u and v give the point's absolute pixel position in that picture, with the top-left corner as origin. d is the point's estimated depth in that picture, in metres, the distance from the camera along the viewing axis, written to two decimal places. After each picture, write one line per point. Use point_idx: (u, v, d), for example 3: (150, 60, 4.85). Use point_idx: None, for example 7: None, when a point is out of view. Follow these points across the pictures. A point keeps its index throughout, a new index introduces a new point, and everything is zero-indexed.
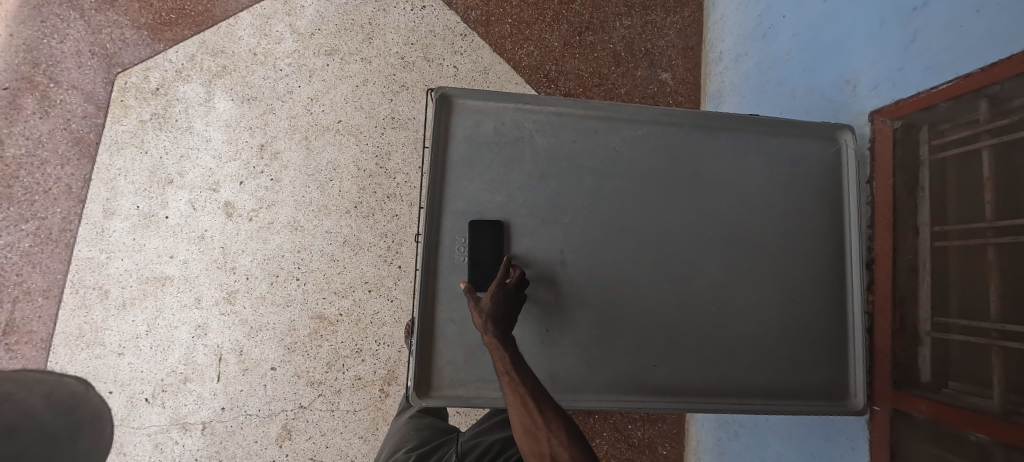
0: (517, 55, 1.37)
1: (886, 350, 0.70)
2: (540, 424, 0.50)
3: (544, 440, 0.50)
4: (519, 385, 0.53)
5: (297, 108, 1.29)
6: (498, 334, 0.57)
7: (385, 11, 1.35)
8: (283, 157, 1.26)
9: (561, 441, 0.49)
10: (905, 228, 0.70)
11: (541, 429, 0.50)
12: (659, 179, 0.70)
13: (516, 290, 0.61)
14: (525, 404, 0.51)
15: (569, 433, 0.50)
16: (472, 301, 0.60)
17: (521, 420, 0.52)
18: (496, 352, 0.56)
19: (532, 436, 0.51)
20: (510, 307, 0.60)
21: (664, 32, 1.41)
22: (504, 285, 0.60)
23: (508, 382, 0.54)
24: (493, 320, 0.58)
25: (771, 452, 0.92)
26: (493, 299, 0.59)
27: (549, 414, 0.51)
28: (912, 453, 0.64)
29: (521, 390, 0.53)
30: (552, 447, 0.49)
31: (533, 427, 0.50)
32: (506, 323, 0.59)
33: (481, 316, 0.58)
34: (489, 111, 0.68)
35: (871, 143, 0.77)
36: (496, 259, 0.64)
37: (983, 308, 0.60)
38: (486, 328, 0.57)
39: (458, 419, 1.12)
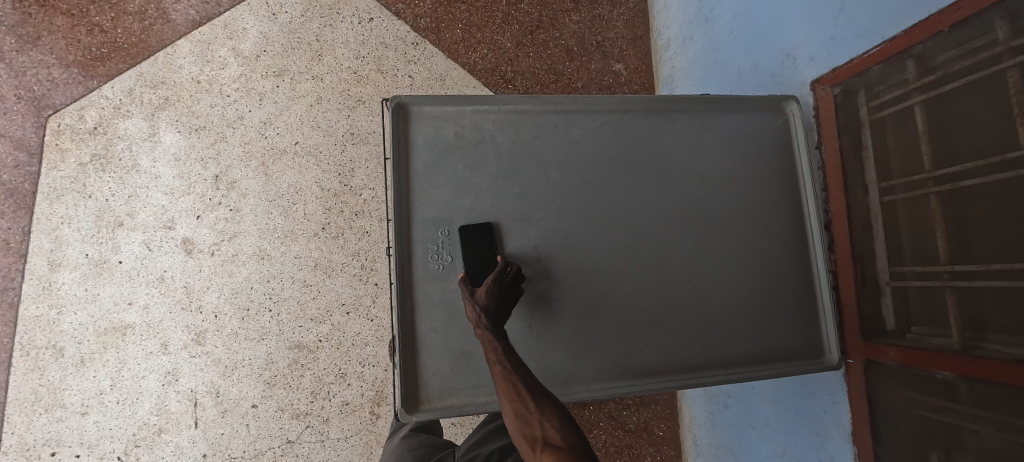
0: (471, 59, 1.37)
1: (853, 303, 0.73)
2: (532, 408, 0.52)
3: (536, 423, 0.51)
4: (511, 374, 0.54)
5: (250, 134, 1.24)
6: (492, 329, 0.57)
7: (332, 26, 1.32)
8: (240, 186, 1.22)
9: (552, 425, 0.51)
10: (855, 187, 0.74)
11: (532, 413, 0.52)
12: (622, 166, 0.71)
13: (511, 286, 0.62)
14: (518, 391, 0.53)
15: (560, 417, 0.51)
16: (465, 293, 0.60)
17: (513, 405, 0.53)
18: (489, 344, 0.57)
19: (523, 420, 0.52)
20: (504, 301, 0.60)
21: (612, 24, 1.44)
22: (500, 279, 0.61)
23: (501, 371, 0.54)
24: (486, 313, 0.58)
25: (760, 417, 0.95)
26: (488, 293, 0.59)
27: (541, 400, 0.52)
28: (888, 398, 0.68)
29: (513, 378, 0.54)
30: (543, 429, 0.51)
31: (523, 411, 0.52)
32: (501, 317, 0.59)
33: (475, 308, 0.58)
34: (447, 116, 0.68)
35: (815, 111, 0.81)
36: (486, 255, 0.64)
37: (933, 253, 0.64)
38: (480, 321, 0.58)
39: (454, 430, 1.11)
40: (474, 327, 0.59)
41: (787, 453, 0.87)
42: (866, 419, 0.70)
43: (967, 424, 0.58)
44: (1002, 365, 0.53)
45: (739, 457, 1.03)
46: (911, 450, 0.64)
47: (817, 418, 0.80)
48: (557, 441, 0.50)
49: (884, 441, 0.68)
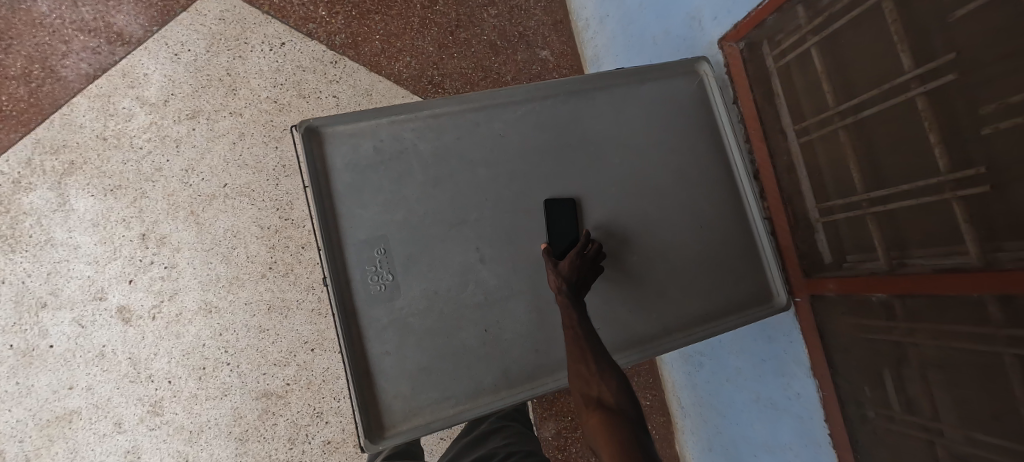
0: (395, 68, 1.34)
1: (791, 245, 0.76)
2: (595, 370, 0.56)
3: (595, 384, 0.56)
4: (580, 339, 0.59)
5: (172, 184, 1.17)
6: (570, 298, 0.61)
7: (242, 57, 1.25)
8: (171, 240, 1.14)
9: (609, 387, 0.55)
10: (775, 134, 0.77)
11: (593, 374, 0.56)
12: (550, 152, 0.71)
13: (592, 262, 0.65)
14: (584, 354, 0.57)
15: (618, 383, 0.55)
16: (549, 264, 0.65)
17: (578, 365, 0.58)
18: (564, 310, 0.61)
19: (583, 379, 0.57)
20: (584, 276, 0.64)
21: (531, 13, 1.44)
22: (583, 254, 0.65)
23: (570, 335, 0.59)
24: (568, 283, 0.62)
25: (732, 369, 0.97)
26: (572, 264, 0.63)
27: (605, 365, 0.57)
28: (836, 328, 0.71)
29: (582, 343, 0.58)
30: (600, 390, 0.55)
31: (586, 372, 0.57)
32: (580, 289, 0.63)
33: (558, 278, 0.63)
34: (362, 132, 0.65)
35: (726, 68, 0.83)
36: (566, 231, 0.68)
37: (852, 183, 0.67)
38: (560, 288, 0.62)
39: (444, 445, 1.09)
40: (554, 294, 0.64)
41: (760, 398, 0.90)
42: (820, 351, 0.73)
43: (907, 339, 0.61)
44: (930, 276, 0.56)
45: (720, 410, 1.05)
46: (865, 371, 0.68)
47: (780, 359, 0.83)
48: (612, 403, 0.54)
49: (840, 369, 0.72)
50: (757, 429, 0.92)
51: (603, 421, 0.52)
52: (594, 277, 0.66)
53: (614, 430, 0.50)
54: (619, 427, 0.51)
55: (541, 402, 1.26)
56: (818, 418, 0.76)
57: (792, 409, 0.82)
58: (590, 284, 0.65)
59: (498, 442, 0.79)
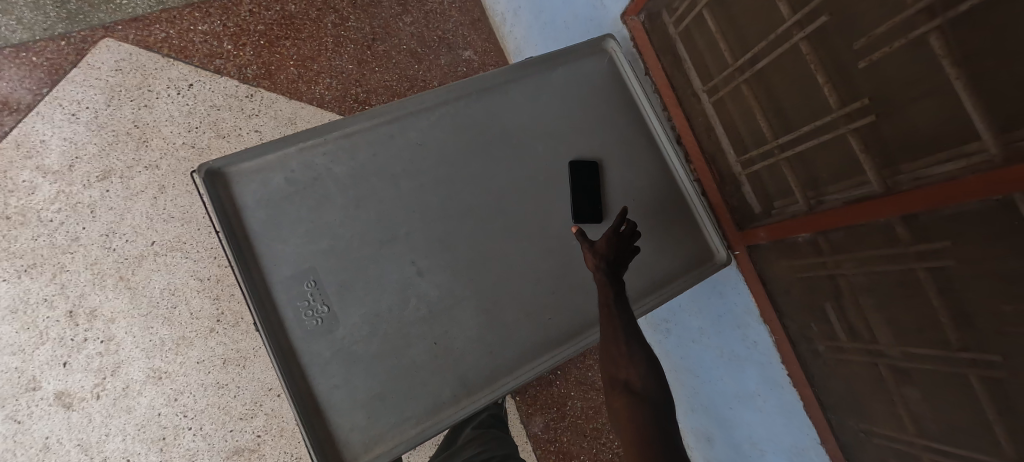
0: (317, 92, 1.27)
1: (721, 202, 0.78)
2: (624, 352, 0.59)
3: (624, 366, 0.58)
4: (613, 318, 0.61)
5: (94, 252, 1.08)
6: (605, 276, 0.64)
7: (148, 106, 1.17)
8: (103, 312, 1.07)
9: (636, 372, 0.57)
10: (688, 98, 0.79)
11: (622, 356, 0.59)
12: (472, 152, 0.70)
13: (628, 240, 0.67)
14: (616, 335, 0.60)
15: (646, 368, 0.58)
16: (584, 243, 0.67)
17: (608, 345, 0.60)
18: (601, 287, 0.64)
19: (612, 361, 0.59)
20: (621, 254, 0.66)
21: (447, 15, 1.42)
22: (618, 233, 0.66)
23: (603, 312, 0.63)
24: (604, 262, 0.65)
25: (695, 329, 1.00)
26: (607, 244, 0.65)
27: (635, 348, 0.59)
28: (775, 272, 0.74)
29: (615, 322, 0.61)
30: (627, 373, 0.57)
31: (615, 352, 0.59)
32: (616, 267, 0.65)
33: (594, 256, 0.65)
34: (270, 164, 0.63)
35: (632, 42, 0.85)
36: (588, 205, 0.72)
37: (762, 133, 0.70)
38: (595, 265, 0.65)
39: None
40: (591, 271, 0.67)
41: (724, 353, 0.92)
42: (766, 298, 0.75)
43: (838, 271, 0.64)
44: (845, 210, 0.59)
45: (693, 371, 1.07)
46: (808, 309, 0.70)
47: (733, 312, 0.85)
48: (637, 387, 0.56)
49: (786, 311, 0.74)
50: (727, 381, 0.95)
51: (627, 405, 0.54)
52: (631, 255, 0.67)
53: (637, 416, 0.53)
54: (643, 413, 0.53)
55: (524, 399, 1.24)
56: (776, 361, 0.79)
57: (753, 357, 0.84)
58: (627, 262, 0.67)
59: (473, 450, 0.84)
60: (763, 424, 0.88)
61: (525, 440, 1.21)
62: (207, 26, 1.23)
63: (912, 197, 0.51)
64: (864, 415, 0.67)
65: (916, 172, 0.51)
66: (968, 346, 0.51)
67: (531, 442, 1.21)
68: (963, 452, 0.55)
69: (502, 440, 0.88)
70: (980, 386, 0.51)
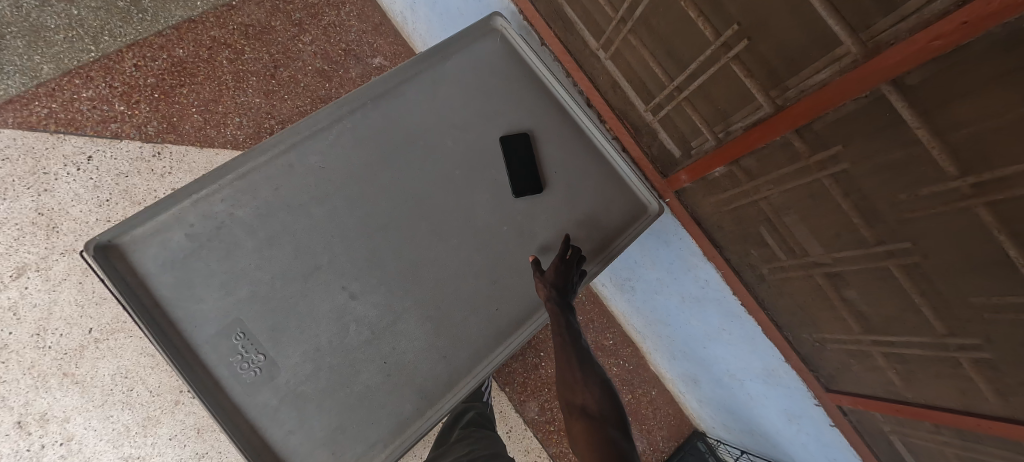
0: (229, 135, 1.18)
1: (641, 154, 0.78)
2: (579, 378, 0.63)
3: (580, 392, 0.62)
4: (566, 346, 0.64)
5: (29, 354, 1.00)
6: (558, 307, 0.64)
7: (50, 188, 1.05)
8: (55, 413, 1.00)
9: (591, 395, 0.62)
10: (587, 58, 0.78)
11: (578, 382, 0.63)
12: (380, 164, 0.68)
13: (576, 265, 0.67)
14: (570, 362, 0.63)
15: (600, 390, 0.62)
16: (534, 272, 0.66)
17: (564, 372, 0.64)
18: (554, 317, 0.64)
19: (569, 387, 0.63)
20: (571, 280, 0.66)
21: (347, 25, 1.32)
22: (566, 260, 0.66)
23: (556, 344, 0.64)
24: (556, 291, 0.64)
25: (655, 280, 0.98)
26: (557, 273, 0.65)
27: (588, 373, 0.63)
28: (707, 211, 0.74)
29: (567, 349, 0.64)
30: (583, 398, 0.62)
31: (571, 379, 0.63)
32: (567, 294, 0.66)
33: (545, 285, 0.65)
34: (167, 225, 0.60)
35: (522, 14, 0.83)
36: (526, 188, 0.72)
37: (660, 77, 0.69)
38: (547, 295, 0.64)
39: None
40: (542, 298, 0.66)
41: (685, 298, 0.91)
42: (704, 237, 0.75)
43: (760, 197, 0.64)
44: (749, 136, 0.60)
45: (664, 322, 1.06)
46: (743, 239, 0.71)
47: (680, 257, 0.84)
48: (594, 410, 0.61)
49: (724, 244, 0.75)
50: (695, 324, 0.94)
51: (585, 429, 0.59)
52: (578, 278, 0.68)
53: (596, 438, 0.58)
54: (600, 434, 0.58)
55: (513, 387, 1.19)
56: (730, 295, 0.78)
57: (710, 295, 0.83)
58: (576, 286, 0.67)
59: (464, 447, 0.84)
60: (737, 356, 0.88)
61: (524, 427, 1.18)
62: (92, 91, 1.10)
63: (801, 108, 0.53)
64: (814, 326, 0.69)
65: (800, 84, 0.52)
66: (884, 239, 0.52)
67: (530, 428, 1.18)
68: (902, 337, 0.57)
69: (490, 439, 0.88)
70: (901, 274, 0.53)
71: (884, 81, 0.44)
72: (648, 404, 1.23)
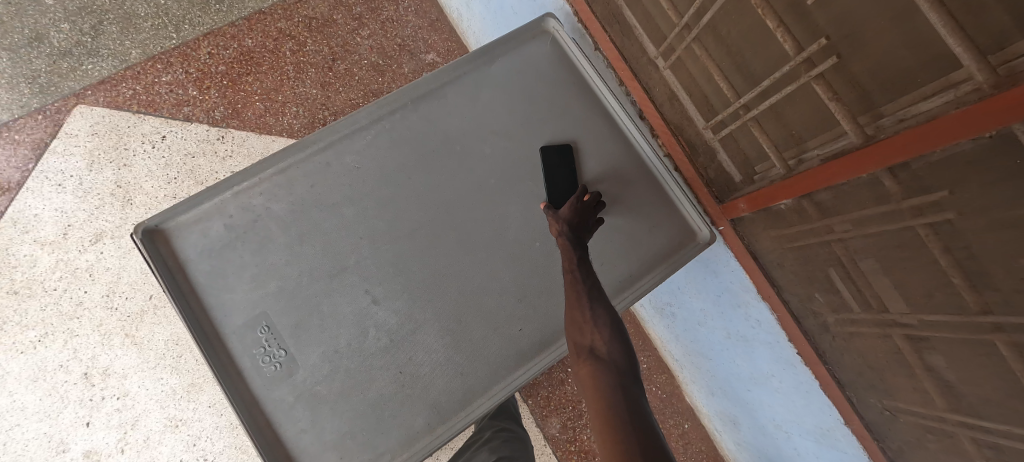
0: (285, 123, 1.22)
1: (696, 176, 0.71)
2: (588, 317, 0.58)
3: (589, 332, 0.58)
4: (578, 283, 0.60)
5: (99, 313, 1.09)
6: (572, 241, 0.61)
7: (127, 164, 1.14)
8: (115, 369, 1.08)
9: (601, 335, 0.57)
10: (644, 66, 0.72)
11: (587, 322, 0.58)
12: (415, 165, 0.66)
13: (593, 210, 0.64)
14: (580, 299, 0.59)
15: (611, 332, 0.57)
16: (549, 212, 0.64)
17: (572, 311, 0.59)
18: (567, 254, 0.61)
19: (578, 326, 0.59)
20: (586, 222, 0.63)
21: (404, 20, 1.33)
22: (582, 202, 0.63)
23: (569, 279, 0.61)
24: (570, 227, 0.61)
25: (699, 311, 0.90)
26: (571, 210, 0.62)
27: (598, 312, 0.58)
28: (766, 245, 0.65)
29: (578, 287, 0.60)
30: (592, 339, 0.57)
31: (579, 318, 0.58)
32: (583, 234, 0.62)
33: (558, 221, 0.62)
34: (209, 214, 0.62)
35: (579, 17, 0.79)
36: (564, 190, 0.67)
37: (726, 92, 0.61)
38: (561, 231, 0.61)
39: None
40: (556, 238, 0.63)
41: (731, 335, 0.83)
42: (759, 274, 0.67)
43: (833, 237, 0.56)
44: (827, 169, 0.52)
45: (705, 355, 0.97)
46: (807, 281, 0.62)
47: (729, 291, 0.76)
48: (602, 351, 0.56)
49: (783, 284, 0.66)
50: (740, 363, 0.86)
51: (593, 370, 0.54)
52: (596, 221, 0.64)
53: (604, 380, 0.53)
54: (608, 377, 0.53)
55: (538, 400, 1.15)
56: (784, 341, 0.70)
57: (761, 337, 0.75)
58: (592, 229, 0.64)
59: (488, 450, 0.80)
60: (786, 407, 0.79)
61: (543, 443, 1.13)
62: (170, 76, 1.18)
63: (896, 143, 0.44)
64: (886, 391, 0.59)
65: (900, 113, 0.44)
66: (991, 310, 0.42)
67: (550, 445, 1.13)
68: (1002, 425, 0.46)
69: (519, 442, 0.84)
70: (1011, 354, 0.42)
71: (1014, 121, 0.35)
72: (679, 437, 1.15)
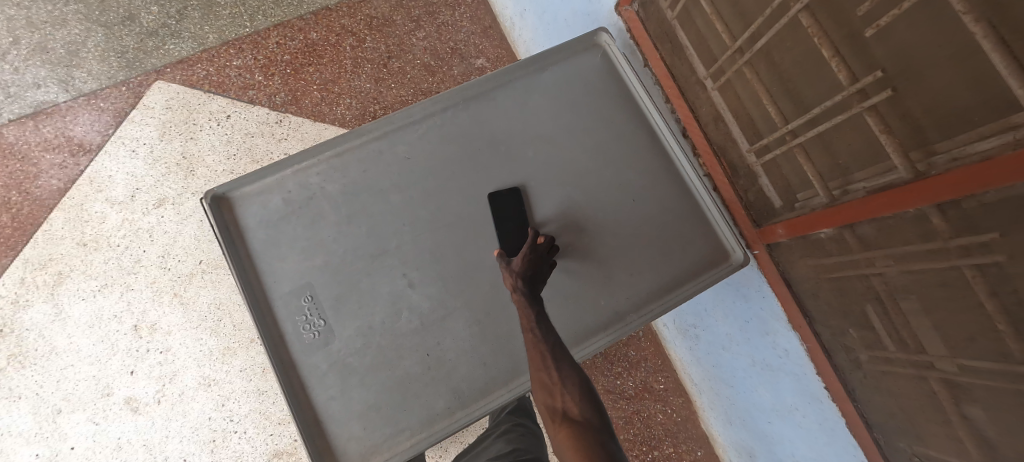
0: (338, 114, 1.29)
1: (735, 198, 0.71)
2: (556, 378, 0.56)
3: (559, 394, 0.56)
4: (540, 341, 0.59)
5: (153, 272, 1.18)
6: (526, 293, 0.60)
7: (193, 138, 1.23)
8: (162, 325, 1.16)
9: (571, 396, 0.56)
10: (692, 86, 0.74)
11: (555, 383, 0.57)
12: (462, 161, 0.70)
13: (546, 256, 0.64)
14: (545, 358, 0.58)
15: (581, 391, 0.56)
16: (502, 265, 0.63)
17: (539, 372, 0.58)
18: (524, 309, 0.60)
19: (546, 388, 0.57)
20: (539, 271, 0.63)
21: (458, 25, 1.38)
22: (535, 249, 0.63)
23: (531, 337, 0.59)
24: (523, 280, 0.61)
25: (724, 336, 0.89)
26: (524, 260, 0.62)
27: (565, 370, 0.57)
28: (801, 273, 0.65)
29: (541, 346, 0.59)
30: (564, 401, 0.55)
31: (547, 379, 0.57)
32: (536, 283, 0.62)
33: (512, 276, 0.61)
34: (270, 187, 0.67)
35: (632, 32, 0.82)
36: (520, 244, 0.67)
37: (774, 117, 0.62)
38: (515, 286, 0.61)
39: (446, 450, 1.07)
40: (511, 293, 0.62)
41: (756, 363, 0.82)
42: (792, 302, 0.67)
43: (872, 271, 0.55)
44: (871, 202, 0.52)
45: (726, 381, 0.96)
46: (842, 314, 0.61)
47: (758, 318, 0.76)
48: (576, 413, 0.54)
49: (816, 315, 0.65)
50: (762, 394, 0.84)
51: (571, 434, 0.52)
52: (551, 267, 0.65)
53: (585, 444, 0.51)
54: (588, 440, 0.51)
55: None
56: (812, 373, 0.69)
57: (786, 368, 0.74)
58: (546, 276, 0.64)
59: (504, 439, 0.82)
60: (807, 443, 0.77)
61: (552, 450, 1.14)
62: (240, 61, 1.27)
63: (948, 181, 0.43)
64: (916, 437, 0.56)
65: (953, 152, 0.43)
66: None
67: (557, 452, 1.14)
68: None
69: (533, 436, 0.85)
70: None
71: None
72: None
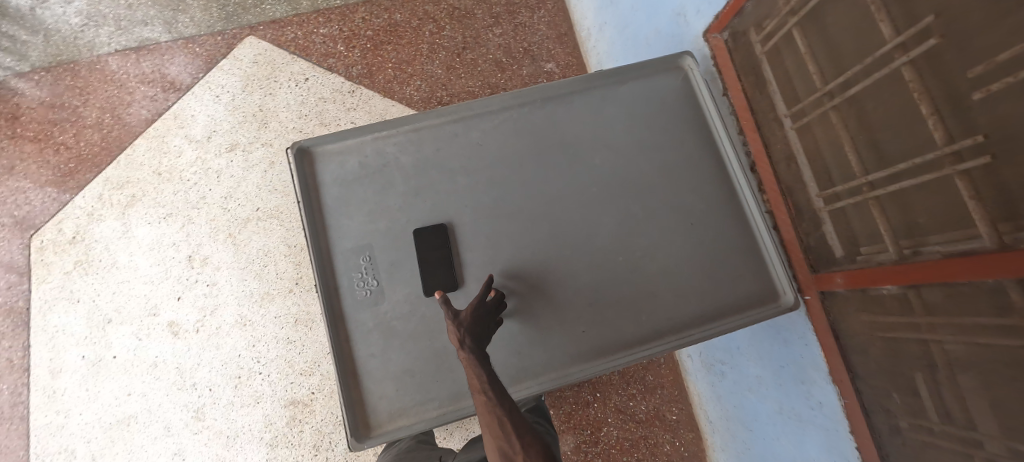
0: (407, 93, 1.33)
1: (795, 240, 0.71)
2: (518, 446, 0.48)
3: None
4: (495, 404, 0.52)
5: (214, 210, 1.25)
6: (473, 349, 0.56)
7: (272, 94, 1.31)
8: (213, 260, 1.23)
9: None
10: (768, 121, 0.74)
11: (517, 454, 0.48)
12: (530, 156, 0.72)
13: (492, 314, 0.62)
14: (501, 422, 0.51)
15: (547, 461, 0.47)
16: (449, 319, 0.59)
17: (498, 442, 0.50)
18: (472, 368, 0.55)
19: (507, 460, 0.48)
20: (485, 328, 0.60)
21: (535, 28, 1.42)
22: (482, 306, 0.61)
23: (486, 400, 0.53)
24: (471, 336, 0.57)
25: (753, 378, 0.88)
26: (471, 315, 0.59)
27: (525, 437, 0.49)
28: (853, 327, 0.64)
29: (495, 411, 0.52)
30: None
31: (508, 450, 0.49)
32: (483, 341, 0.58)
33: (460, 330, 0.57)
34: (350, 149, 0.71)
35: (715, 60, 0.82)
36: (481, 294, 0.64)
37: (852, 166, 0.61)
38: (463, 341, 0.56)
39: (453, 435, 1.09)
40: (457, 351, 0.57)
41: (784, 411, 0.80)
42: (837, 355, 0.66)
43: (931, 337, 0.54)
44: (941, 267, 0.51)
45: (746, 425, 0.94)
46: (890, 376, 0.59)
47: (796, 365, 0.75)
48: None
49: (860, 373, 0.64)
50: (784, 444, 0.82)
51: None
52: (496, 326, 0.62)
53: None
54: None
55: (560, 412, 1.17)
56: (844, 431, 0.67)
57: (817, 421, 0.73)
58: (491, 334, 0.61)
59: None
60: None
61: None
62: (327, 30, 1.35)
63: None
64: None
65: None
66: None
67: None
68: None
69: None
70: None
71: None
72: None
